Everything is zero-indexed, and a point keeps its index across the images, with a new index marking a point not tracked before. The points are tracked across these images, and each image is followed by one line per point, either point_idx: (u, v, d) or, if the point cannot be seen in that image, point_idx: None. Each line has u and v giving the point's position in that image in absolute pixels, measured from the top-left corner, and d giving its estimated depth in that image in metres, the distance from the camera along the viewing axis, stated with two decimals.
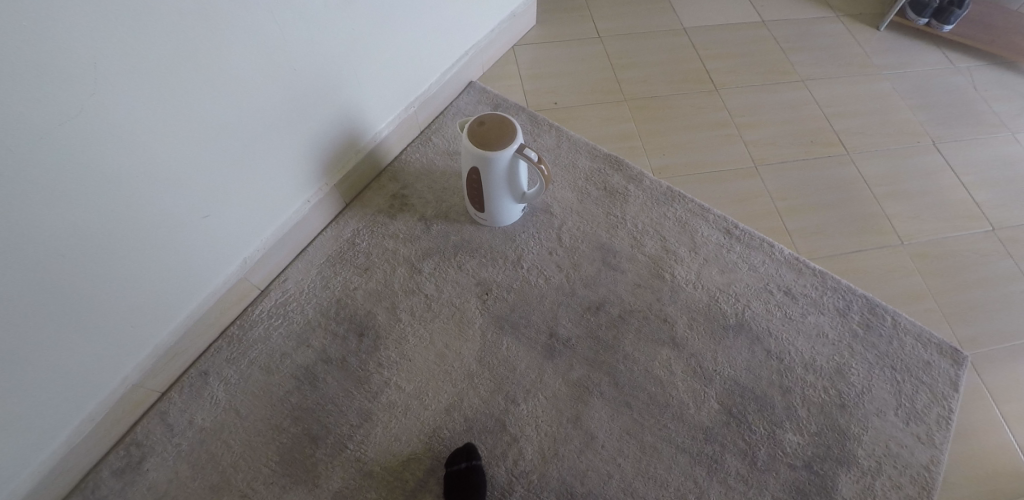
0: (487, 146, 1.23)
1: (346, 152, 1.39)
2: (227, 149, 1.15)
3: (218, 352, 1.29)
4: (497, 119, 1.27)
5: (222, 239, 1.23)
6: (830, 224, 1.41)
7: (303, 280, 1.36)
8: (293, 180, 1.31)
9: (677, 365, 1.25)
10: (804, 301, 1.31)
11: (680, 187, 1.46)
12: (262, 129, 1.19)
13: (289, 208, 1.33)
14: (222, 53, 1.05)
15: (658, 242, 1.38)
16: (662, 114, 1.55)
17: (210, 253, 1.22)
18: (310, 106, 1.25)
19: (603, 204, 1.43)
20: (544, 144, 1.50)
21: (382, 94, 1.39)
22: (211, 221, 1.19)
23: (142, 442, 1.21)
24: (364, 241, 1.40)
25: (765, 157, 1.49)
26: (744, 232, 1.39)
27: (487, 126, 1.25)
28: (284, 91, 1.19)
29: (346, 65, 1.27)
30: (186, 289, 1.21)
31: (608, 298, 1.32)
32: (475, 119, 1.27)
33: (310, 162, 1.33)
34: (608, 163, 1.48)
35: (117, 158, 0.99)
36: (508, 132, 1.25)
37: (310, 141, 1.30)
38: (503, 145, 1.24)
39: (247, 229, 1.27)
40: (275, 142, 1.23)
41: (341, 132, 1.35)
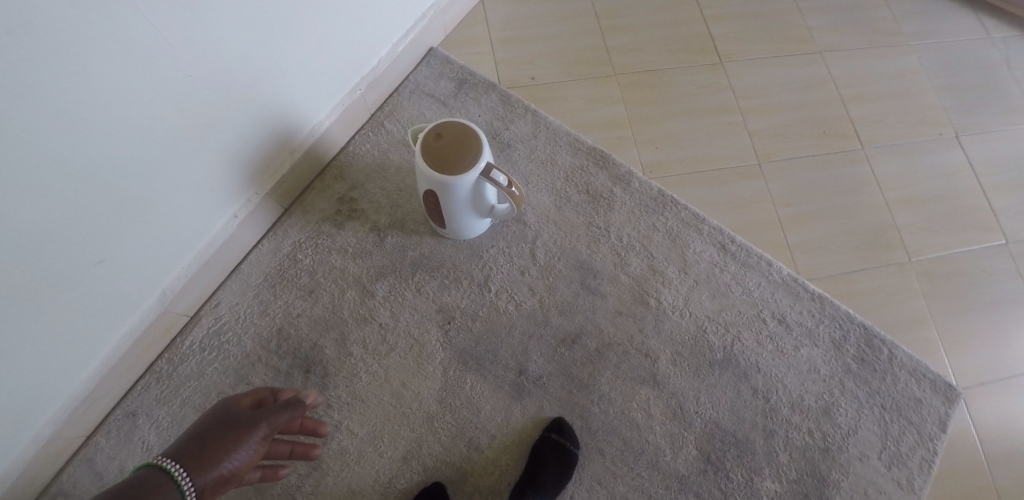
0: (445, 169, 1.02)
1: (279, 154, 1.16)
2: (122, 182, 0.91)
3: (145, 392, 1.14)
4: (460, 130, 1.04)
5: (134, 278, 1.03)
6: (833, 237, 1.27)
7: (238, 305, 1.18)
8: (216, 198, 1.08)
9: (656, 407, 1.14)
10: (799, 331, 1.20)
11: (672, 189, 1.29)
12: (167, 152, 0.95)
13: (213, 229, 1.12)
14: (90, 70, 0.79)
15: (645, 259, 1.23)
16: (658, 94, 1.36)
17: (117, 298, 1.02)
18: (221, 115, 0.99)
19: (584, 212, 1.25)
20: (517, 134, 1.31)
21: (318, 82, 1.14)
22: (111, 265, 0.97)
23: (69, 493, 1.08)
24: (307, 256, 1.21)
25: (771, 151, 1.32)
26: (740, 247, 1.24)
27: (445, 142, 1.02)
28: (186, 104, 0.93)
29: (271, 60, 1.01)
30: (95, 338, 1.03)
31: (585, 328, 1.18)
32: (432, 128, 1.04)
33: (235, 175, 1.09)
34: (592, 160, 1.29)
35: None
36: (471, 150, 1.03)
37: (233, 153, 1.06)
38: (464, 168, 1.02)
39: (164, 261, 1.06)
40: (180, 164, 0.98)
41: (270, 135, 1.11)
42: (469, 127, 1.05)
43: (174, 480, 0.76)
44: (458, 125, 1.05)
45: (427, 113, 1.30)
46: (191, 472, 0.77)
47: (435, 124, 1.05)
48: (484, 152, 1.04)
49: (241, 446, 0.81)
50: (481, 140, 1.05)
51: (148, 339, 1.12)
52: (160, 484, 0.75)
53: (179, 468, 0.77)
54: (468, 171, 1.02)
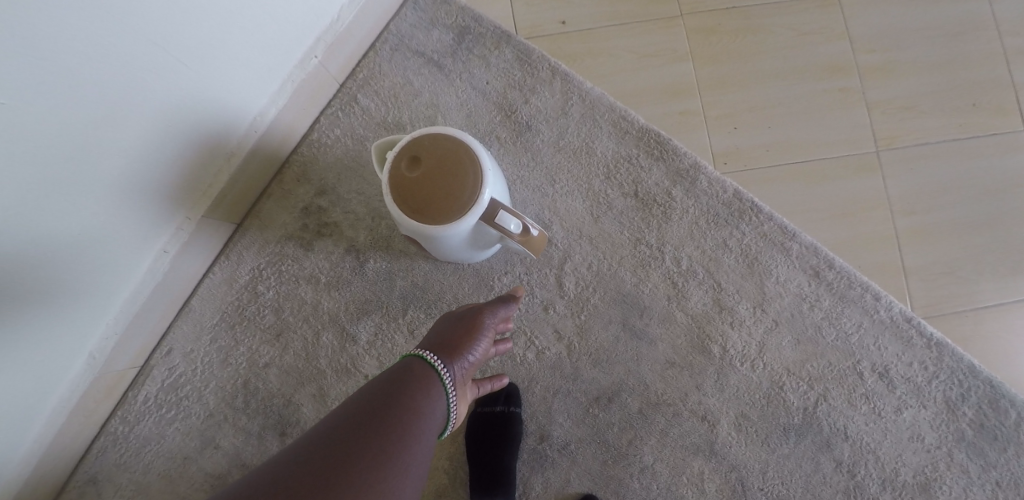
0: (426, 215, 0.73)
1: (215, 166, 0.87)
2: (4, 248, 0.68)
3: (101, 455, 0.94)
4: (450, 154, 0.74)
5: (48, 351, 0.81)
6: (964, 257, 0.96)
7: (195, 352, 0.95)
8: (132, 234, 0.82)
9: (711, 482, 0.91)
10: (904, 389, 0.93)
11: (750, 189, 0.95)
12: (39, 197, 0.67)
13: (141, 269, 0.86)
14: None
15: (710, 291, 0.93)
16: (741, 46, 0.98)
17: (29, 380, 0.81)
18: (111, 142, 0.71)
19: (630, 226, 0.94)
20: (540, 109, 0.96)
21: (252, 58, 0.81)
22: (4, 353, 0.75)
23: None
24: (270, 287, 0.94)
25: (895, 133, 0.97)
26: (839, 274, 0.94)
27: (426, 174, 0.73)
28: (52, 144, 0.65)
29: (164, 47, 0.69)
30: (17, 426, 0.83)
31: (626, 384, 0.92)
32: (409, 148, 0.74)
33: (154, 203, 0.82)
34: (643, 148, 0.95)
35: None
36: (465, 187, 0.73)
37: (140, 178, 0.77)
38: (453, 214, 0.73)
39: (82, 318, 0.83)
40: (69, 215, 0.72)
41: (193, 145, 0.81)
42: (466, 147, 0.75)
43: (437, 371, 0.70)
44: (449, 144, 0.74)
45: (416, 81, 0.97)
46: (446, 363, 0.70)
47: (415, 137, 0.75)
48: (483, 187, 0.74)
49: (475, 336, 0.74)
50: (480, 169, 0.74)
51: (88, 403, 0.91)
52: (431, 382, 0.68)
53: (437, 358, 0.70)
54: (458, 217, 0.73)
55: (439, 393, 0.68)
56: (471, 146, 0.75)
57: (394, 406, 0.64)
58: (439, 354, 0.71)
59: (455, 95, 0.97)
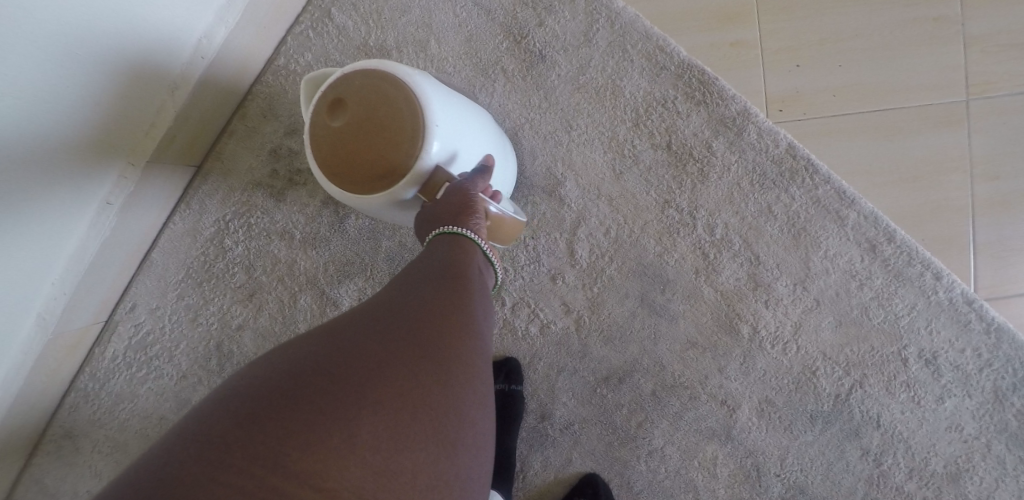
0: (354, 181, 0.59)
1: (141, 94, 0.70)
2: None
3: (62, 425, 0.84)
4: (386, 102, 0.58)
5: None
6: None
7: (161, 309, 0.84)
8: (41, 183, 0.67)
9: (724, 467, 0.84)
10: (950, 377, 0.83)
11: (806, 143, 0.79)
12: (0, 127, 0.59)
13: (82, 227, 0.74)
14: None
15: (745, 265, 0.80)
16: None
17: None
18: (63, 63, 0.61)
19: (657, 186, 0.79)
20: (559, 35, 0.79)
21: None
22: None
23: None
24: (238, 242, 0.82)
25: (991, 78, 0.79)
26: (899, 248, 0.80)
27: (352, 128, 0.58)
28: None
29: None
30: None
31: (639, 364, 0.82)
32: (338, 92, 0.59)
33: (56, 142, 0.65)
34: (682, 89, 0.78)
35: None
36: (402, 144, 0.57)
37: (23, 114, 0.60)
38: (388, 181, 0.58)
39: (28, 278, 0.72)
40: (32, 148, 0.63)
41: (88, 65, 0.63)
42: (409, 93, 0.58)
43: (456, 238, 0.59)
44: (386, 89, 0.58)
45: None
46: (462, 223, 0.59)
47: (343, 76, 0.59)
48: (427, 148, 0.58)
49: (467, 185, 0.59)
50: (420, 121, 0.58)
51: (49, 363, 0.80)
52: (463, 249, 0.59)
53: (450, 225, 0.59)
54: (393, 185, 0.58)
55: (478, 254, 0.60)
56: (415, 90, 0.58)
57: (443, 268, 0.56)
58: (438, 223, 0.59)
59: (453, 12, 0.79)
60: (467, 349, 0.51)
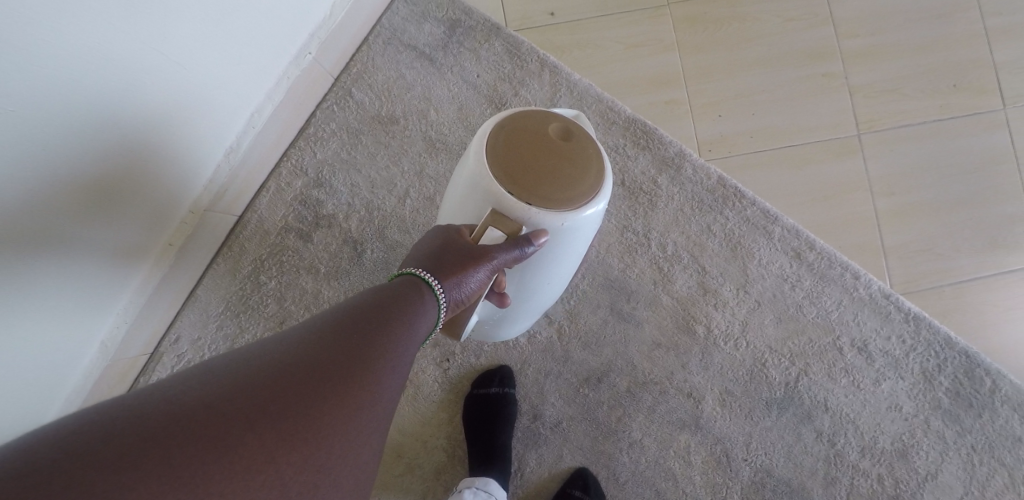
0: (504, 136, 0.61)
1: (238, 165, 0.94)
2: (148, 229, 0.86)
3: None
4: (577, 177, 0.60)
5: (54, 340, 0.81)
6: (942, 237, 1.00)
7: (202, 341, 0.97)
8: (159, 225, 0.87)
9: (697, 454, 0.96)
10: (883, 362, 0.98)
11: (734, 175, 0.98)
12: (173, 189, 0.86)
13: (139, 270, 0.89)
14: (104, 150, 0.73)
15: (695, 275, 0.97)
16: (727, 32, 0.99)
17: (53, 362, 0.83)
18: (211, 146, 0.88)
19: (616, 214, 0.97)
20: (529, 102, 0.98)
21: (262, 61, 0.87)
22: (83, 324, 0.84)
23: None
24: (272, 278, 0.98)
25: (875, 117, 0.99)
26: (819, 255, 0.97)
27: (552, 144, 0.60)
28: (182, 147, 0.83)
29: (236, 77, 0.85)
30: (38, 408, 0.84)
31: (615, 364, 0.96)
32: (587, 139, 0.62)
33: (185, 197, 0.89)
34: (630, 138, 0.97)
35: (56, 285, 0.77)
36: (534, 187, 0.59)
37: (182, 180, 0.86)
38: (504, 172, 0.60)
39: (113, 301, 0.87)
40: (183, 202, 0.89)
41: (219, 145, 0.89)
42: (583, 198, 0.60)
43: (429, 288, 0.58)
44: (581, 173, 0.60)
45: (407, 74, 0.99)
46: (447, 290, 0.58)
47: (588, 144, 0.62)
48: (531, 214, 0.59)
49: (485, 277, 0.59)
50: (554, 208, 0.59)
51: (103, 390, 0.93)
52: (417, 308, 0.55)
53: (433, 276, 0.58)
54: (496, 175, 0.60)
55: (430, 310, 0.57)
56: (579, 200, 0.60)
57: (384, 324, 0.52)
58: (435, 267, 0.58)
59: (446, 87, 0.99)
60: (360, 443, 0.48)
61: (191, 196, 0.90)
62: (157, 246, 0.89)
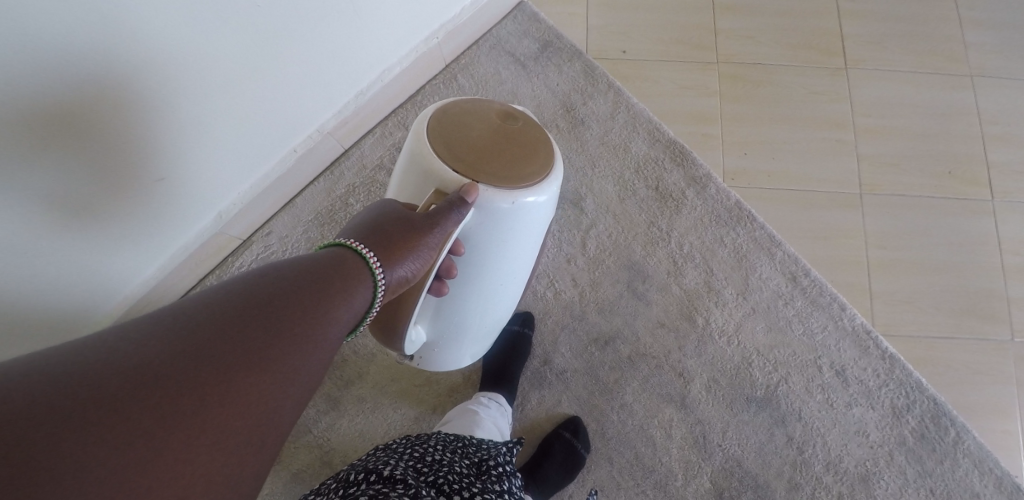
0: (451, 122, 0.71)
1: (358, 106, 1.19)
2: (280, 131, 1.10)
3: None
4: (525, 156, 0.70)
5: (196, 191, 1.04)
6: (927, 294, 1.14)
7: (288, 238, 1.20)
8: (289, 132, 1.12)
9: (677, 429, 1.08)
10: (856, 388, 1.09)
11: (751, 203, 1.17)
12: (310, 106, 1.11)
13: (196, 225, 1.09)
14: (277, 57, 0.98)
15: (703, 274, 1.14)
16: (763, 91, 1.23)
17: (182, 212, 1.04)
18: (347, 82, 1.13)
19: (647, 211, 1.16)
20: (594, 111, 1.21)
21: (403, 30, 1.14)
22: (212, 190, 1.07)
23: None
24: (359, 202, 1.21)
25: (876, 182, 1.18)
26: (813, 282, 1.13)
27: (500, 127, 0.70)
28: (326, 74, 1.08)
29: (384, 35, 1.12)
30: (154, 247, 1.04)
31: (622, 332, 1.12)
32: (529, 124, 0.73)
33: (313, 117, 1.14)
34: (669, 155, 1.18)
35: (205, 151, 1.00)
36: (489, 165, 0.68)
37: (316, 101, 1.11)
38: (457, 154, 0.69)
39: (243, 176, 1.11)
40: (310, 120, 1.14)
41: (352, 86, 1.15)
42: (533, 176, 0.70)
43: (364, 262, 0.57)
44: (526, 160, 0.70)
45: (502, 72, 1.25)
46: (384, 262, 0.58)
47: (534, 140, 0.72)
48: (484, 189, 0.68)
49: (423, 247, 0.62)
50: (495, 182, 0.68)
51: (203, 255, 1.14)
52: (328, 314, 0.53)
53: (364, 245, 0.58)
54: (446, 154, 0.69)
55: (354, 305, 0.55)
56: (519, 183, 0.69)
57: (293, 322, 0.51)
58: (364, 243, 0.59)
59: (531, 87, 1.23)
60: (251, 448, 0.47)
61: (319, 117, 1.15)
62: (282, 147, 1.13)
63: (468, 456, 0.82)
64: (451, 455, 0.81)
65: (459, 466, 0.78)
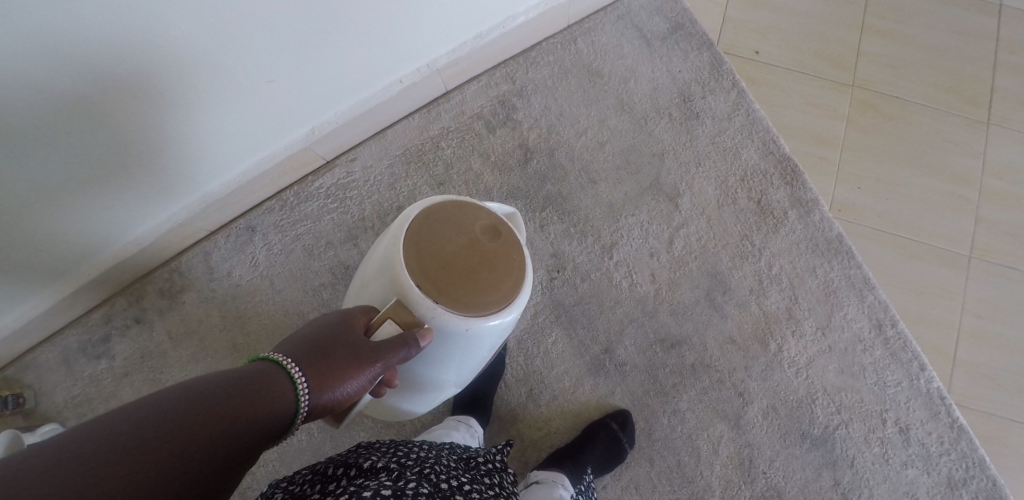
0: (430, 232, 0.71)
1: (475, 48, 1.15)
2: (392, 55, 1.06)
3: (267, 214, 1.15)
4: (492, 283, 0.71)
5: (276, 113, 1.01)
6: (1014, 374, 1.09)
7: (372, 168, 1.17)
8: (402, 59, 1.08)
9: (725, 447, 1.05)
10: (916, 450, 1.04)
11: (852, 238, 1.13)
12: (431, 37, 1.07)
13: (273, 146, 1.08)
14: None
15: (786, 300, 1.10)
16: (892, 127, 1.18)
17: (263, 129, 1.03)
18: (472, 21, 1.10)
19: (744, 223, 1.12)
20: (712, 109, 1.16)
21: None
22: (295, 114, 1.04)
23: (184, 273, 1.12)
24: (450, 146, 1.17)
25: (988, 248, 1.13)
26: (898, 333, 1.08)
27: (474, 247, 0.71)
28: (455, 7, 1.05)
29: None
30: (199, 178, 1.03)
31: (690, 339, 1.09)
32: (506, 245, 0.73)
33: (430, 49, 1.10)
34: (779, 172, 1.14)
35: (290, 75, 0.96)
36: (451, 287, 0.69)
37: (438, 33, 1.08)
38: (422, 269, 0.69)
39: (345, 95, 1.08)
40: (425, 51, 1.10)
41: (476, 25, 1.11)
42: (496, 303, 0.71)
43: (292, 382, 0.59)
44: (493, 286, 0.71)
45: (626, 47, 1.20)
46: (313, 387, 0.60)
47: (507, 264, 0.72)
48: (440, 312, 0.69)
49: (364, 369, 0.63)
50: (454, 306, 0.69)
51: (288, 165, 1.13)
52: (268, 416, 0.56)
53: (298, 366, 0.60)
54: (415, 268, 0.69)
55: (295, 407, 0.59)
56: (476, 311, 0.70)
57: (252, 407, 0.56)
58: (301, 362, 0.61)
59: (651, 69, 1.19)
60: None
61: (436, 50, 1.11)
62: (391, 72, 1.09)
63: (455, 453, 0.80)
64: (437, 449, 0.79)
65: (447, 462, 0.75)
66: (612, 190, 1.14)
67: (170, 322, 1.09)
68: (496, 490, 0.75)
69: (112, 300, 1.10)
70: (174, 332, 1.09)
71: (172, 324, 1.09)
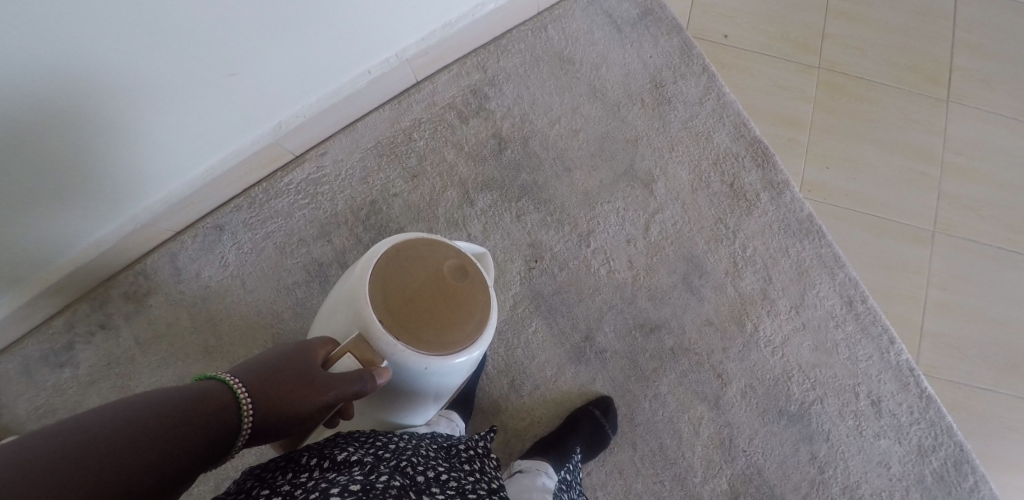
0: (398, 268, 0.71)
1: (445, 37, 1.13)
2: (360, 44, 1.03)
3: (236, 212, 1.12)
4: (456, 322, 0.70)
5: (241, 107, 0.98)
6: (978, 344, 1.13)
7: (344, 162, 1.15)
8: (371, 49, 1.06)
9: (706, 428, 1.06)
10: (888, 421, 1.08)
11: (822, 218, 1.15)
12: (400, 25, 1.05)
13: (239, 141, 1.04)
14: None
15: (761, 280, 1.11)
16: (858, 108, 1.20)
17: (228, 124, 0.99)
18: (441, 8, 1.08)
19: (718, 207, 1.13)
20: (684, 93, 1.17)
21: None
22: (261, 108, 1.01)
23: (150, 276, 1.08)
24: (423, 137, 1.15)
25: (952, 223, 1.17)
26: (869, 309, 1.11)
27: (440, 284, 0.71)
28: None
29: None
30: (161, 177, 0.99)
31: (669, 324, 1.10)
32: (473, 284, 0.73)
33: (399, 38, 1.08)
34: (751, 154, 1.15)
35: (255, 68, 0.93)
36: (413, 325, 0.69)
37: (407, 21, 1.05)
38: (386, 305, 0.69)
39: (313, 87, 1.05)
40: (395, 41, 1.08)
41: (446, 13, 1.09)
42: (458, 342, 0.71)
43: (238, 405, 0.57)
44: (456, 325, 0.70)
45: (597, 33, 1.20)
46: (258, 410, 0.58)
47: (472, 304, 0.72)
48: (401, 349, 0.69)
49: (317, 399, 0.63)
50: (416, 343, 0.69)
51: (256, 161, 1.09)
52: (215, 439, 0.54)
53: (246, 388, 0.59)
54: (380, 303, 0.69)
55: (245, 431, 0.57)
56: (438, 348, 0.70)
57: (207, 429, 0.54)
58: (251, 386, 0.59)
59: (623, 55, 1.19)
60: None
61: (405, 39, 1.09)
62: (360, 62, 1.07)
63: (435, 442, 0.78)
64: (416, 439, 0.76)
65: (426, 450, 0.74)
66: (587, 178, 1.14)
67: (137, 327, 1.06)
68: (477, 477, 0.73)
69: (75, 306, 1.05)
70: (142, 336, 1.05)
71: (139, 328, 1.06)
